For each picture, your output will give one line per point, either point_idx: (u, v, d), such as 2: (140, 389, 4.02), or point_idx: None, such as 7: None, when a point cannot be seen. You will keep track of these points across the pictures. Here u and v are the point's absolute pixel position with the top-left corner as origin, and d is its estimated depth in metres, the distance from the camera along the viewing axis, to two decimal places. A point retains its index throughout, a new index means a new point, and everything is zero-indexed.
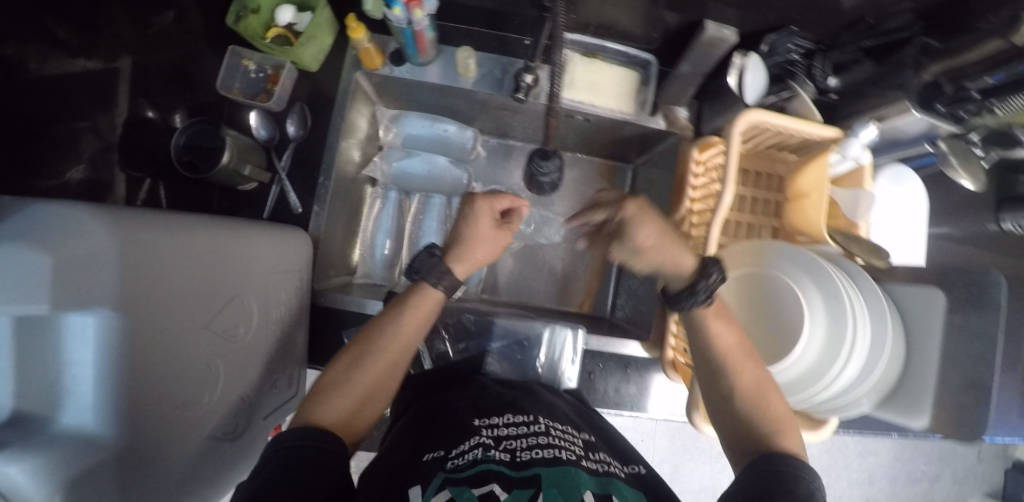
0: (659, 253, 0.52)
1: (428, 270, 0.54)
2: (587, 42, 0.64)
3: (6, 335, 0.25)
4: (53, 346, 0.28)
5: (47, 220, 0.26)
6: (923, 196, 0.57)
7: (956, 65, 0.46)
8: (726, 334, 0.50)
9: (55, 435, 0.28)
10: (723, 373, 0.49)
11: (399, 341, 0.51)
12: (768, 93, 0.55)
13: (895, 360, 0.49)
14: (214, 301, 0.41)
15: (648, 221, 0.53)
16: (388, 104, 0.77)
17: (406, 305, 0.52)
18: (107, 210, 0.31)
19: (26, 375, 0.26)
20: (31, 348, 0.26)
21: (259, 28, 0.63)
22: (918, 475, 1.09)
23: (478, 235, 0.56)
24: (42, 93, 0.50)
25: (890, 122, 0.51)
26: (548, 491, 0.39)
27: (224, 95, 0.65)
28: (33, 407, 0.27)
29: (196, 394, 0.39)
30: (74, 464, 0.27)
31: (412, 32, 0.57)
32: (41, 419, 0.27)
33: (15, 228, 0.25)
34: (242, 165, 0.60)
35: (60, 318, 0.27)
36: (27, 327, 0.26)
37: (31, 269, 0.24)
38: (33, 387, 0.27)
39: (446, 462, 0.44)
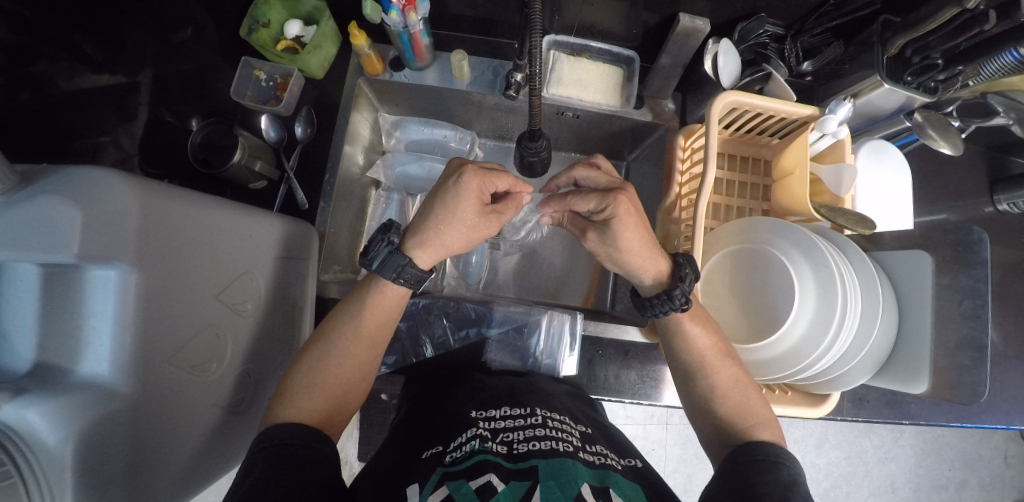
0: (636, 256, 0.50)
1: (383, 262, 0.51)
2: (572, 42, 0.69)
3: (35, 282, 0.31)
4: (82, 298, 0.32)
5: (79, 181, 0.30)
6: (903, 169, 0.60)
7: (920, 34, 0.48)
8: (705, 338, 0.51)
9: (74, 380, 0.31)
10: (705, 378, 0.50)
11: (363, 342, 0.51)
12: (742, 76, 0.58)
13: (889, 329, 0.49)
14: (222, 275, 0.44)
15: (634, 221, 0.48)
16: (389, 109, 0.80)
17: (366, 307, 0.51)
18: (136, 179, 0.35)
19: (53, 323, 0.31)
20: (59, 301, 0.32)
21: (269, 41, 0.69)
22: (944, 482, 1.03)
23: (451, 222, 0.49)
24: (67, 106, 0.56)
25: (864, 97, 0.55)
26: (544, 484, 0.37)
27: (238, 102, 0.70)
28: (55, 358, 0.32)
29: (207, 360, 0.42)
30: (86, 407, 0.30)
31: (409, 36, 0.62)
32: (64, 368, 0.32)
33: (54, 186, 0.30)
34: (253, 162, 0.64)
35: (87, 273, 0.32)
36: (56, 281, 0.32)
37: (62, 220, 0.29)
38: (60, 336, 0.32)
39: (445, 457, 0.43)
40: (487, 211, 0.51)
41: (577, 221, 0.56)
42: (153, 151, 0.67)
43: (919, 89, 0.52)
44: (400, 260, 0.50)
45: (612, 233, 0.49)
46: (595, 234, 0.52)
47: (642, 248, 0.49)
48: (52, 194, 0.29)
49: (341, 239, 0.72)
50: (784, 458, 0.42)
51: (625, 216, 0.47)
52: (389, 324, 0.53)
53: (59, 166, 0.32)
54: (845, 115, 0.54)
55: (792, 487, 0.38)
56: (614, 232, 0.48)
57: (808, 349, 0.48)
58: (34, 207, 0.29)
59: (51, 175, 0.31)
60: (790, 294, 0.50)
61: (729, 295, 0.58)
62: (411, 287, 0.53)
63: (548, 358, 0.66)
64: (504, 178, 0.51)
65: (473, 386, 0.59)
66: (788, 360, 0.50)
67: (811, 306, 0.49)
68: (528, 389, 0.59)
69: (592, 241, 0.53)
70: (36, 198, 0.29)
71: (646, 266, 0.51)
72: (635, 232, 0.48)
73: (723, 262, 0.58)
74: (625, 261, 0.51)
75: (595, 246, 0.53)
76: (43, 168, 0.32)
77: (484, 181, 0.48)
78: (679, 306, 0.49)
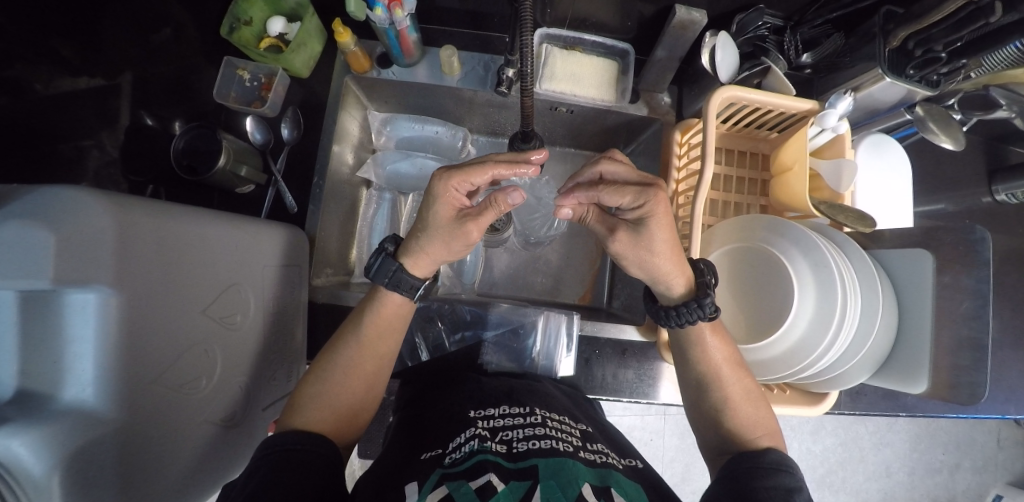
0: (666, 260, 0.47)
1: (377, 270, 0.51)
2: (565, 35, 0.67)
3: (14, 311, 0.29)
4: (61, 322, 0.31)
5: (52, 202, 0.29)
6: (903, 162, 0.59)
7: (924, 28, 0.47)
8: (723, 350, 0.50)
9: (56, 408, 0.30)
10: (718, 388, 0.49)
11: (369, 354, 0.50)
12: (740, 71, 0.56)
13: (889, 326, 0.48)
14: (209, 289, 0.43)
15: (667, 221, 0.46)
16: (379, 107, 0.78)
17: (371, 318, 0.51)
18: (112, 196, 0.33)
19: (34, 350, 0.30)
20: (41, 328, 0.30)
21: (253, 40, 0.67)
22: (938, 465, 1.05)
23: (430, 233, 0.48)
24: (49, 111, 0.55)
25: (865, 91, 0.54)
26: (545, 483, 0.37)
27: (222, 104, 0.68)
28: (38, 385, 0.30)
29: (197, 377, 0.41)
30: (70, 434, 0.29)
31: (396, 32, 0.59)
32: (46, 395, 0.30)
33: (24, 208, 0.28)
34: (239, 167, 0.62)
35: (64, 296, 0.30)
36: (36, 306, 0.30)
37: (34, 244, 0.27)
38: (44, 364, 0.30)
39: (444, 458, 0.43)
40: (460, 218, 0.47)
41: (603, 219, 0.50)
42: (133, 155, 0.64)
43: (922, 83, 0.50)
44: (389, 265, 0.50)
45: (647, 233, 0.46)
46: (625, 233, 0.48)
47: (672, 252, 0.47)
48: (18, 218, 0.27)
49: (333, 241, 0.71)
50: (786, 464, 0.41)
51: (662, 214, 0.45)
52: (399, 331, 0.53)
53: (31, 185, 0.30)
54: (846, 109, 0.53)
55: (793, 490, 0.38)
56: (648, 232, 0.46)
57: (808, 349, 0.47)
58: (3, 230, 0.27)
59: (22, 196, 0.29)
60: (789, 294, 0.49)
61: (729, 293, 0.57)
62: (409, 294, 0.52)
63: (544, 359, 0.66)
64: (479, 177, 0.46)
65: (471, 387, 0.59)
66: (788, 360, 0.49)
67: (811, 306, 0.48)
68: (527, 389, 0.58)
69: (621, 242, 0.48)
70: (5, 222, 0.27)
71: (674, 275, 0.48)
72: (667, 233, 0.46)
73: (722, 260, 0.58)
74: (655, 266, 0.48)
75: (621, 248, 0.49)
76: (13, 188, 0.30)
77: (450, 191, 0.46)
78: (710, 313, 0.48)
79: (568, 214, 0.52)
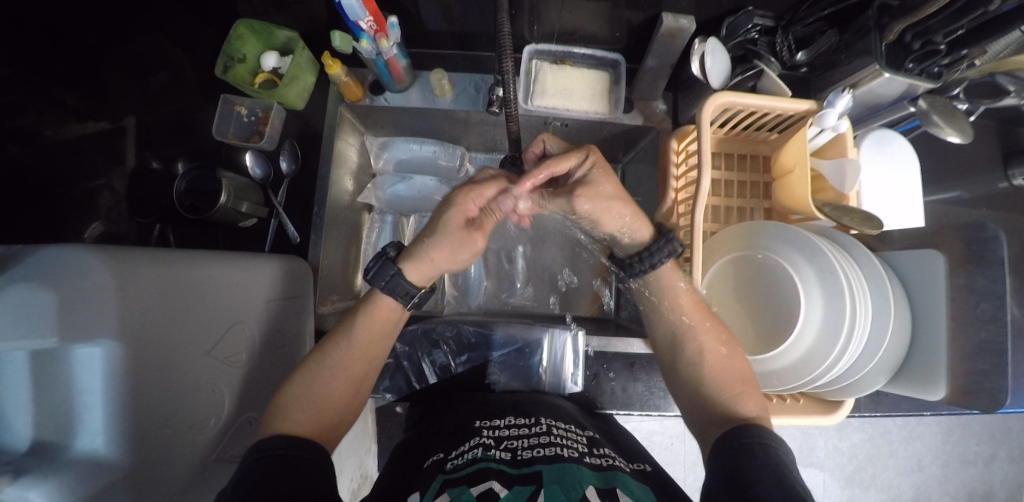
0: (623, 204, 0.52)
1: (375, 273, 0.50)
2: (554, 49, 0.66)
3: (25, 366, 0.30)
4: (68, 377, 0.31)
5: (54, 264, 0.30)
6: (911, 157, 0.58)
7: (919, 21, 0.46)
8: (686, 299, 0.54)
9: (68, 457, 0.31)
10: (691, 343, 0.53)
11: (358, 353, 0.49)
12: (732, 76, 0.56)
13: (903, 330, 0.47)
14: (215, 328, 0.44)
15: (606, 166, 0.51)
16: (375, 132, 0.79)
17: (359, 321, 0.49)
18: (111, 250, 0.34)
19: (43, 404, 0.30)
20: (51, 382, 0.31)
21: (248, 76, 0.68)
22: (972, 457, 0.98)
23: (437, 238, 0.48)
24: (59, 158, 0.56)
25: (865, 87, 0.52)
26: (548, 487, 0.35)
27: (221, 140, 0.70)
28: (51, 435, 0.30)
29: (203, 418, 0.41)
30: (83, 483, 0.30)
31: (384, 61, 0.61)
32: (56, 444, 0.31)
33: (29, 271, 0.29)
34: (240, 202, 0.63)
35: (69, 351, 0.31)
36: (44, 364, 0.30)
37: (36, 305, 0.28)
38: (54, 415, 0.31)
39: (445, 464, 0.41)
40: (470, 228, 0.49)
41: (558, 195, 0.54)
42: (139, 198, 0.65)
43: (924, 76, 0.49)
44: (389, 270, 0.49)
45: (597, 179, 0.50)
46: (581, 189, 0.50)
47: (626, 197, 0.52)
48: (25, 281, 0.29)
49: (337, 266, 0.72)
50: (768, 438, 0.40)
51: (602, 161, 0.51)
52: (385, 340, 0.51)
53: (29, 247, 0.31)
54: (845, 108, 0.52)
55: (783, 470, 0.36)
56: (596, 183, 0.50)
57: (819, 359, 0.46)
58: (11, 294, 0.28)
59: (23, 258, 0.30)
60: (795, 301, 0.48)
61: (728, 301, 0.57)
62: (404, 301, 0.50)
63: (551, 376, 0.66)
64: (494, 189, 0.49)
65: (480, 403, 0.58)
66: (796, 372, 0.48)
67: (818, 312, 0.47)
68: (533, 401, 0.57)
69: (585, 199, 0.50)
70: (11, 286, 0.28)
71: (636, 221, 0.53)
72: (612, 178, 0.51)
73: (725, 269, 0.56)
74: (615, 212, 0.52)
75: (586, 204, 0.50)
76: (15, 250, 0.31)
77: (468, 201, 0.48)
78: (674, 248, 0.53)
79: (526, 205, 0.52)
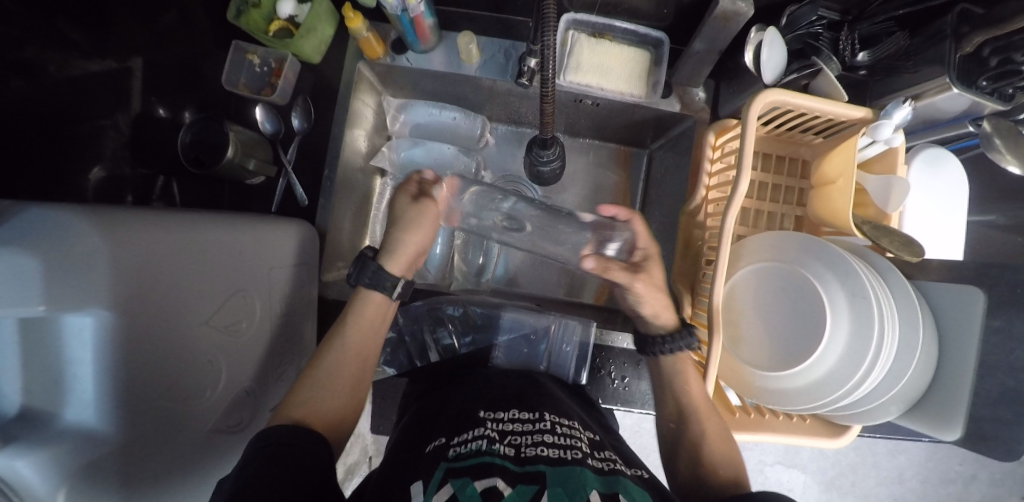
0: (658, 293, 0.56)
1: (359, 276, 0.54)
2: (595, 20, 0.60)
3: (14, 339, 0.28)
4: (56, 346, 0.30)
5: (39, 228, 0.29)
6: (961, 179, 0.54)
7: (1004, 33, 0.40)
8: (699, 389, 0.51)
9: (58, 428, 0.30)
10: (689, 419, 0.50)
11: (357, 350, 0.52)
12: (788, 72, 0.52)
13: (928, 364, 0.46)
14: (212, 298, 0.43)
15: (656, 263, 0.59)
16: (394, 92, 0.75)
17: (356, 313, 0.54)
18: (99, 216, 0.33)
19: (32, 373, 0.29)
20: (37, 352, 0.29)
21: (262, 22, 0.63)
22: (953, 476, 0.99)
23: (403, 225, 0.56)
24: (75, 95, 0.56)
25: (927, 100, 0.48)
26: (552, 489, 0.35)
27: (231, 91, 0.65)
28: (40, 402, 0.29)
29: (202, 388, 0.42)
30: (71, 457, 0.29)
31: (409, 18, 0.56)
32: (46, 413, 0.30)
33: (13, 233, 0.27)
34: (248, 159, 0.60)
35: (57, 321, 0.30)
36: (33, 331, 0.29)
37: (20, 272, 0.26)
38: (43, 384, 0.30)
39: (449, 451, 0.42)
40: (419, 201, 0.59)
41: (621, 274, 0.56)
42: (142, 146, 0.63)
43: (994, 96, 0.45)
44: (371, 266, 0.54)
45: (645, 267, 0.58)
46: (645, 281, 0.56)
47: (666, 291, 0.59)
48: (2, 245, 0.26)
49: (345, 233, 0.70)
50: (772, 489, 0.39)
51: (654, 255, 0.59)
52: (375, 339, 0.55)
53: (15, 207, 0.30)
54: (903, 120, 0.47)
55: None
56: (650, 268, 0.57)
57: (837, 383, 0.45)
58: None
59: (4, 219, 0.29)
60: (819, 322, 0.47)
61: (743, 312, 0.54)
62: (389, 291, 0.55)
63: (557, 365, 0.68)
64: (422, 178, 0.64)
65: (484, 384, 0.58)
66: (811, 393, 0.47)
67: (843, 336, 0.45)
68: (538, 392, 0.56)
69: (643, 283, 0.56)
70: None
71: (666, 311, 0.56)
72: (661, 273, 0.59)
73: (749, 278, 0.54)
74: (652, 297, 0.56)
75: (643, 289, 0.56)
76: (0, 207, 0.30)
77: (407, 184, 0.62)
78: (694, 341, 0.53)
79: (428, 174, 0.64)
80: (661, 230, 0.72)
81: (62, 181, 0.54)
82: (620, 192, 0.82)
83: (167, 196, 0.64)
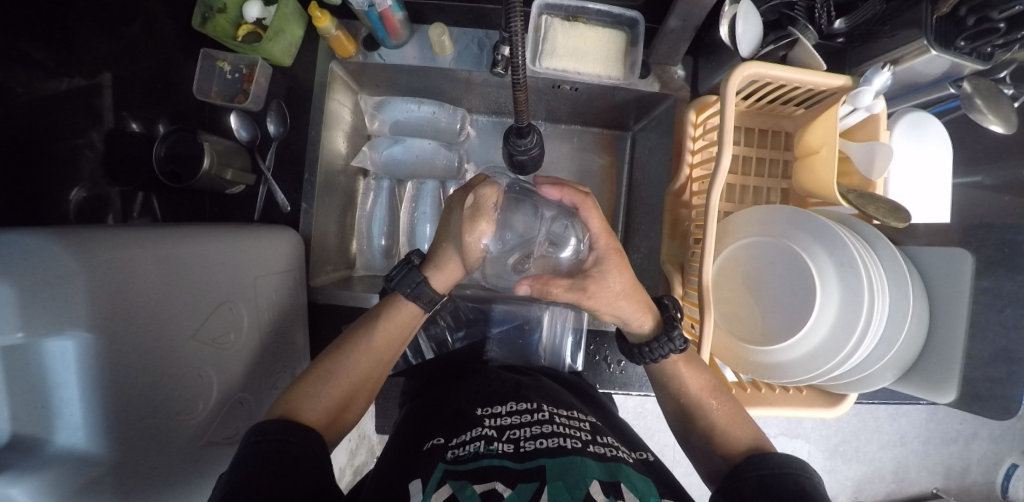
0: (625, 303, 0.48)
1: (401, 280, 0.53)
2: (568, 4, 0.60)
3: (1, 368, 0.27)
4: (43, 370, 0.29)
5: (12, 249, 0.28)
6: (945, 143, 0.53)
7: None
8: (699, 379, 0.50)
9: (49, 452, 0.29)
10: (698, 406, 0.49)
11: (373, 353, 0.52)
12: (765, 44, 0.51)
13: (920, 328, 0.46)
14: (197, 312, 0.43)
15: (617, 268, 0.46)
16: (370, 91, 0.74)
17: (382, 319, 0.53)
18: (73, 237, 0.32)
19: (19, 399, 0.28)
20: (23, 379, 0.28)
21: (229, 28, 0.63)
22: (954, 435, 1.00)
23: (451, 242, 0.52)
24: (47, 118, 0.54)
25: (906, 65, 0.47)
26: (552, 485, 0.35)
27: (204, 100, 0.64)
28: (28, 428, 0.28)
29: (192, 403, 0.42)
30: (67, 481, 0.29)
31: (378, 14, 0.56)
32: (36, 438, 0.29)
33: None
34: (225, 169, 0.59)
35: (39, 346, 0.29)
36: (16, 355, 0.28)
37: None
38: (30, 408, 0.28)
39: (448, 452, 0.42)
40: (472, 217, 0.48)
41: (570, 288, 0.46)
42: (117, 164, 0.61)
43: (973, 57, 0.44)
44: (416, 277, 0.53)
45: (601, 274, 0.46)
46: (596, 295, 0.46)
47: (633, 293, 0.48)
48: None
49: (332, 236, 0.70)
50: (791, 460, 0.40)
51: (614, 257, 0.46)
52: (398, 344, 0.55)
53: None
54: (883, 86, 0.47)
55: (803, 470, 0.39)
56: (602, 280, 0.46)
57: (832, 352, 0.45)
58: None
59: None
60: (809, 294, 0.47)
61: (733, 288, 0.54)
62: (426, 306, 0.54)
63: (552, 352, 0.69)
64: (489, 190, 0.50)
65: (481, 378, 0.58)
66: (804, 365, 0.47)
67: (834, 305, 0.45)
68: (533, 385, 0.56)
69: (595, 298, 0.46)
70: None
71: (639, 317, 0.50)
72: (623, 275, 0.47)
73: (737, 255, 0.54)
74: (611, 308, 0.48)
75: (596, 304, 0.47)
76: None
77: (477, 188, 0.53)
78: (679, 347, 0.48)
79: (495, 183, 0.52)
80: (647, 213, 0.72)
81: (39, 204, 0.53)
82: (605, 177, 0.81)
83: (148, 210, 0.63)
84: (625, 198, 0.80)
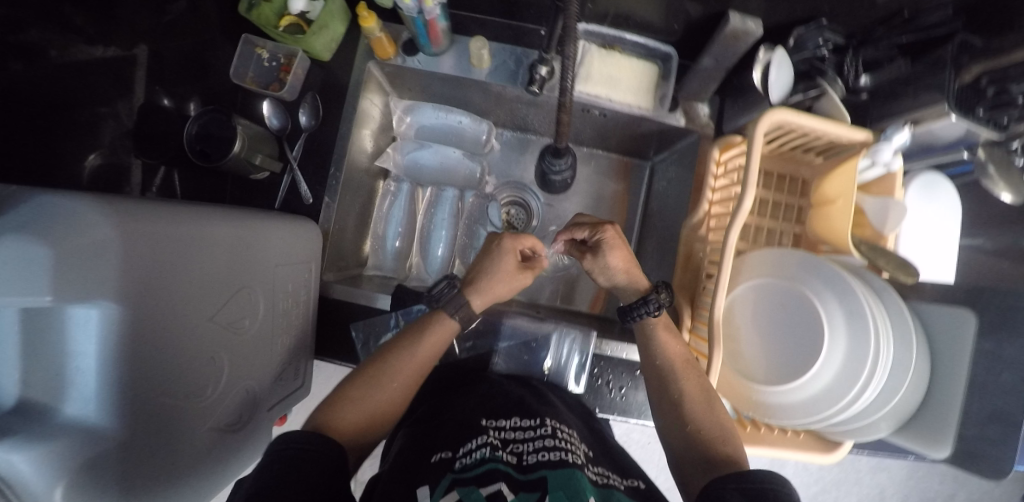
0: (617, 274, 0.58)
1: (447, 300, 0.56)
2: (606, 33, 0.62)
3: (18, 329, 0.27)
4: (61, 335, 0.29)
5: (51, 214, 0.27)
6: (954, 206, 0.55)
7: (996, 65, 0.45)
8: (675, 346, 0.53)
9: (57, 421, 0.29)
10: (675, 381, 0.51)
11: (416, 363, 0.52)
12: (794, 92, 0.53)
13: (918, 385, 0.47)
14: (217, 294, 0.42)
15: (618, 251, 0.57)
16: (401, 93, 0.75)
17: (428, 331, 0.53)
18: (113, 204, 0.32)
19: (35, 367, 0.28)
20: (41, 342, 0.28)
21: (273, 17, 0.63)
22: (931, 494, 1.01)
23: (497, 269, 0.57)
24: (76, 82, 0.54)
25: (925, 126, 0.49)
26: (554, 495, 0.35)
27: (238, 84, 0.65)
28: (38, 395, 0.28)
29: (201, 386, 0.41)
30: (71, 453, 0.29)
31: (424, 21, 0.57)
32: (44, 406, 0.29)
33: (23, 221, 0.26)
34: (253, 154, 0.60)
35: (65, 311, 0.29)
36: (38, 321, 0.28)
37: (32, 260, 0.25)
38: (45, 375, 0.28)
39: (455, 463, 0.41)
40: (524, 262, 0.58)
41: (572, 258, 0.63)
42: (147, 137, 0.61)
43: (989, 124, 0.47)
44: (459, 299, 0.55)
45: (602, 256, 0.57)
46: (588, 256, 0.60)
47: (631, 270, 0.58)
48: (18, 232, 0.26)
49: (347, 231, 0.70)
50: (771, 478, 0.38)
51: (617, 243, 0.57)
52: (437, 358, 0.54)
53: (24, 192, 0.29)
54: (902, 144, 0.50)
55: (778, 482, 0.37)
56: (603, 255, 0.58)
57: (835, 397, 0.46)
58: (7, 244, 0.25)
59: (20, 202, 0.28)
60: (817, 340, 0.48)
61: (742, 326, 0.54)
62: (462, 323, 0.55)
63: (557, 372, 0.68)
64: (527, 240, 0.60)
65: (485, 389, 0.58)
66: (805, 408, 0.48)
67: (840, 351, 0.46)
68: (538, 401, 0.56)
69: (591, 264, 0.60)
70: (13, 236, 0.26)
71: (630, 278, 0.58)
72: (620, 257, 0.57)
73: (749, 294, 0.55)
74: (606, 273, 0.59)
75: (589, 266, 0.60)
76: (9, 192, 0.29)
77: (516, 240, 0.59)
78: (654, 311, 0.54)
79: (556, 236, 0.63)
80: (661, 243, 0.73)
81: (56, 167, 0.52)
82: (620, 204, 0.83)
83: (168, 186, 0.63)
84: (639, 226, 0.81)
